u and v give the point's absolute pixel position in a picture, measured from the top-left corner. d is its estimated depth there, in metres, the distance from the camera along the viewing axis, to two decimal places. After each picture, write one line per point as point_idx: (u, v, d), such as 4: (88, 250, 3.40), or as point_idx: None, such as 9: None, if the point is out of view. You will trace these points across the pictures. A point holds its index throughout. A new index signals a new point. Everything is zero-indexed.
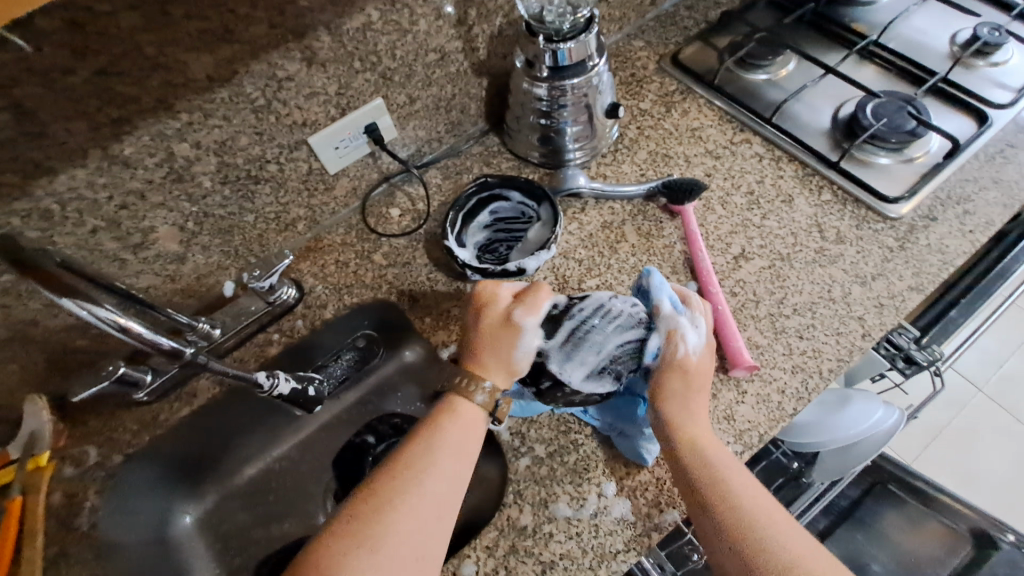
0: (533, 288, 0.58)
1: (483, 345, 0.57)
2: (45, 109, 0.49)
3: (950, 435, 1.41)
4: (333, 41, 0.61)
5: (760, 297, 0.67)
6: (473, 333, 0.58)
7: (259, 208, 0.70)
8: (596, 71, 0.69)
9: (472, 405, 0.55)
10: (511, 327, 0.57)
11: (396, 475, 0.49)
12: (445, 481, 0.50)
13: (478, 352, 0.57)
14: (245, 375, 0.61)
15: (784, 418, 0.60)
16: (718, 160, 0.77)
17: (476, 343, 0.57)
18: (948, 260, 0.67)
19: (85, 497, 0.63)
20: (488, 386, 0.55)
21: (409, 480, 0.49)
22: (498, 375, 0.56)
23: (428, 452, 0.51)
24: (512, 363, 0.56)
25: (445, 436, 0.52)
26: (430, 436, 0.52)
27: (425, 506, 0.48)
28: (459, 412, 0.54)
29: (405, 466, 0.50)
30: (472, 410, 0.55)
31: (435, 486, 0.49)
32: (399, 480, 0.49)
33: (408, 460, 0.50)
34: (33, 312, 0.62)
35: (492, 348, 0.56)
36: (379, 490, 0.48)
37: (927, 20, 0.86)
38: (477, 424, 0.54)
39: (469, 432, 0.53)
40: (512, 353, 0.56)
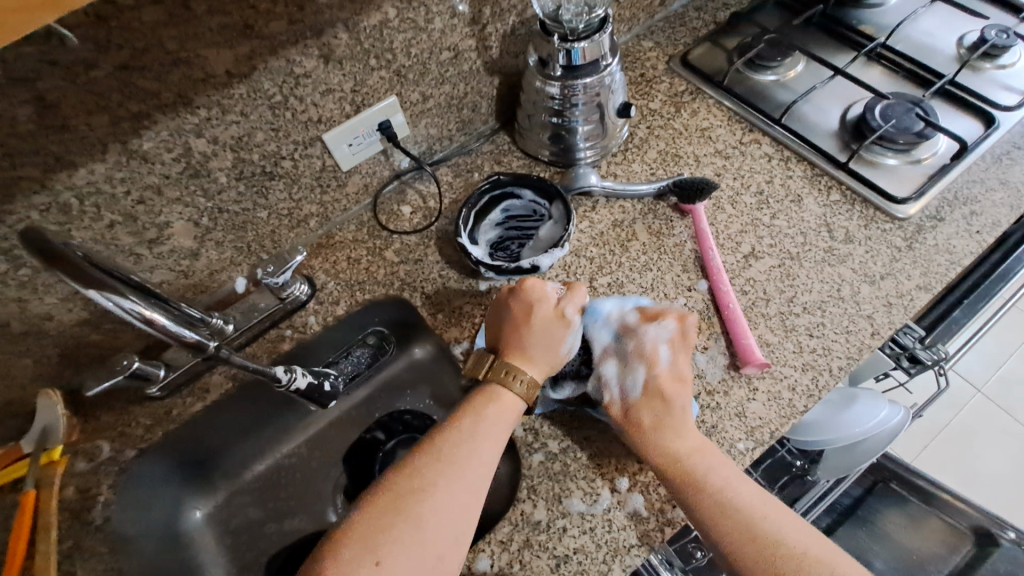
0: (573, 288, 0.63)
1: (534, 340, 0.59)
2: (67, 102, 0.49)
3: (951, 435, 1.42)
4: (350, 38, 0.61)
5: (770, 296, 0.67)
6: (521, 327, 0.60)
7: (273, 204, 0.70)
8: (609, 70, 0.70)
9: (509, 396, 0.57)
10: (564, 324, 0.60)
11: (425, 465, 0.51)
12: (472, 474, 0.51)
13: (523, 346, 0.59)
14: (263, 369, 0.62)
15: (795, 415, 0.60)
16: (727, 160, 0.78)
17: (524, 335, 0.59)
18: (955, 260, 0.68)
19: (99, 491, 0.63)
20: (527, 377, 0.58)
21: (437, 471, 0.51)
22: (542, 367, 0.59)
23: (455, 446, 0.53)
24: (557, 357, 0.60)
25: (472, 429, 0.54)
26: (458, 430, 0.54)
27: (459, 492, 0.50)
28: (491, 405, 0.56)
29: (433, 458, 0.52)
30: (510, 400, 0.57)
31: (462, 478, 0.51)
32: (428, 471, 0.51)
33: (436, 452, 0.53)
34: (49, 306, 0.62)
35: (544, 344, 0.59)
36: (418, 473, 0.51)
37: (933, 23, 0.87)
38: (515, 414, 0.57)
39: (496, 426, 0.55)
40: (560, 348, 0.60)
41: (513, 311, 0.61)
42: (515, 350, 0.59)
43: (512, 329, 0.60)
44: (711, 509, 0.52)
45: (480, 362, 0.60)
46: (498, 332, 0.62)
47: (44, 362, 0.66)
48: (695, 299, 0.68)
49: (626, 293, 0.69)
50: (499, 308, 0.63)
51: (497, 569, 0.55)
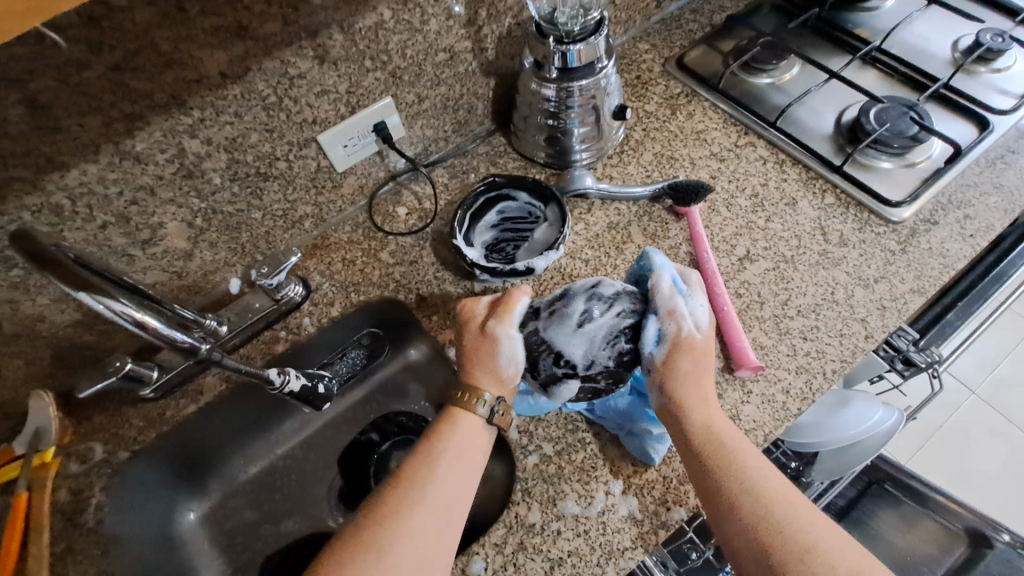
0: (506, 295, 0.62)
1: (473, 364, 0.58)
2: (59, 103, 0.49)
3: (946, 438, 1.43)
4: (345, 39, 0.61)
5: (765, 299, 0.68)
6: (462, 354, 0.60)
7: (267, 205, 0.70)
8: (605, 73, 0.70)
9: (467, 418, 0.56)
10: (494, 340, 0.58)
11: (391, 493, 0.51)
12: (438, 495, 0.50)
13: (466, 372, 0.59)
14: (257, 373, 0.62)
15: (789, 418, 0.60)
16: (723, 163, 0.78)
17: (465, 363, 0.59)
18: (949, 264, 0.69)
19: (91, 492, 0.63)
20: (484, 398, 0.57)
21: (402, 497, 0.50)
22: (494, 383, 0.58)
23: (421, 468, 0.52)
24: (500, 375, 0.58)
25: (438, 451, 0.54)
26: (424, 453, 0.54)
27: (424, 514, 0.49)
28: (459, 425, 0.56)
29: (399, 484, 0.51)
30: (469, 420, 0.56)
31: (428, 501, 0.50)
32: (393, 498, 0.50)
33: (402, 477, 0.52)
34: (41, 307, 0.61)
35: (482, 366, 0.58)
36: (382, 504, 0.50)
37: (928, 27, 0.87)
38: (478, 436, 0.55)
39: (462, 445, 0.54)
40: (500, 365, 0.58)
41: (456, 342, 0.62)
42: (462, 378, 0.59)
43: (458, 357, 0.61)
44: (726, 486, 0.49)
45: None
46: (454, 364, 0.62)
47: (36, 363, 0.65)
48: None
49: None
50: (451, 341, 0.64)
51: (491, 572, 0.55)
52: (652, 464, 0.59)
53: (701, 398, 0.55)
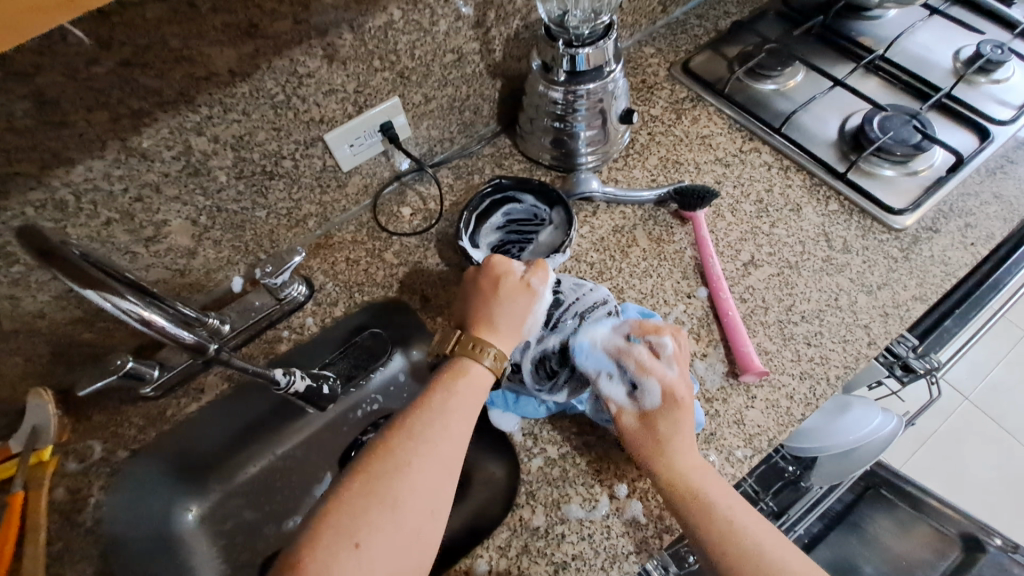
0: (535, 261, 0.63)
1: (499, 310, 0.59)
2: (66, 97, 0.48)
3: (938, 443, 1.44)
4: (354, 39, 0.61)
5: (769, 304, 0.68)
6: (488, 297, 0.60)
7: (272, 204, 0.70)
8: (612, 77, 0.70)
9: (476, 368, 0.56)
10: (529, 294, 0.60)
11: (397, 445, 0.50)
12: (446, 452, 0.50)
13: (487, 316, 0.59)
14: (263, 372, 0.62)
15: (793, 423, 0.61)
16: (728, 168, 0.79)
17: (489, 308, 0.59)
18: (950, 271, 0.69)
19: (89, 492, 0.62)
20: (494, 351, 0.57)
21: (409, 450, 0.49)
22: (508, 340, 0.59)
23: (427, 423, 0.51)
24: (521, 329, 0.60)
25: (446, 407, 0.53)
26: (430, 408, 0.53)
27: (433, 467, 0.49)
28: (463, 382, 0.55)
29: (406, 436, 0.50)
30: (479, 376, 0.56)
31: (436, 456, 0.50)
32: (399, 450, 0.49)
33: (408, 431, 0.51)
34: (42, 304, 0.61)
35: (508, 314, 0.59)
36: (391, 451, 0.49)
37: (930, 37, 0.88)
38: (484, 389, 0.56)
39: (466, 403, 0.54)
40: (526, 320, 0.60)
41: (480, 285, 0.61)
42: (480, 321, 0.59)
43: (479, 301, 0.60)
44: (718, 531, 0.51)
45: (446, 339, 0.59)
46: (465, 306, 0.61)
47: (35, 360, 0.64)
48: (695, 306, 0.68)
49: (626, 298, 0.69)
50: (467, 284, 0.62)
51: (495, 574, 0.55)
52: None
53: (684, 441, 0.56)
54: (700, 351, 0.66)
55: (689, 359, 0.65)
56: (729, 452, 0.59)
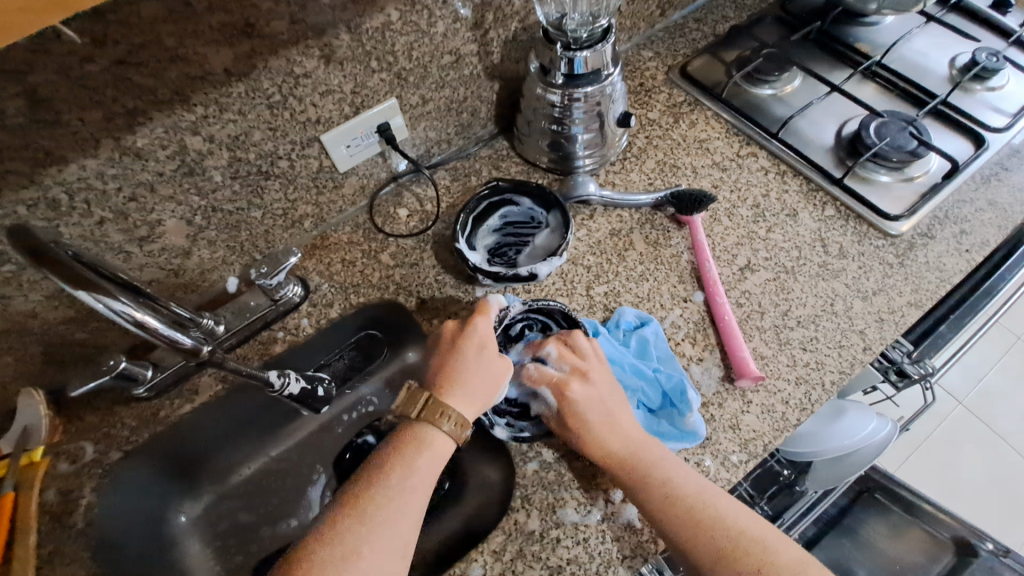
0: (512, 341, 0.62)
1: (474, 383, 0.57)
2: (59, 96, 0.48)
3: (932, 447, 1.45)
4: (352, 39, 0.60)
5: (765, 309, 0.68)
6: (466, 365, 0.58)
7: (268, 204, 0.69)
8: (610, 80, 0.70)
9: (438, 439, 0.55)
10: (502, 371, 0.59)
11: (346, 529, 0.48)
12: (397, 533, 0.49)
13: (463, 385, 0.57)
14: (258, 374, 0.62)
15: (788, 429, 0.61)
16: (725, 172, 0.79)
17: (467, 378, 0.57)
18: (946, 278, 0.70)
19: (81, 493, 0.62)
20: (456, 417, 0.55)
21: (359, 535, 0.48)
22: (473, 410, 0.57)
23: (378, 504, 0.50)
24: (487, 401, 0.57)
25: (400, 485, 0.52)
26: (384, 487, 0.51)
27: (383, 551, 0.48)
28: (421, 455, 0.53)
29: (356, 521, 0.49)
30: (439, 446, 0.54)
31: (386, 538, 0.48)
32: (349, 535, 0.48)
33: (360, 511, 0.49)
34: (34, 303, 0.60)
35: (484, 386, 0.57)
36: (341, 537, 0.48)
37: (927, 44, 0.88)
38: (442, 460, 0.55)
39: (422, 479, 0.53)
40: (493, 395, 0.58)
41: (462, 350, 0.58)
42: (456, 389, 0.57)
43: (456, 367, 0.58)
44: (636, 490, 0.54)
45: (412, 400, 0.56)
46: (440, 369, 0.58)
47: (26, 360, 0.64)
48: (691, 310, 0.68)
49: (622, 302, 0.69)
50: (445, 347, 0.60)
51: None
52: None
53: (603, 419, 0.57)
54: (696, 356, 0.66)
55: (685, 364, 0.65)
56: (724, 456, 0.59)
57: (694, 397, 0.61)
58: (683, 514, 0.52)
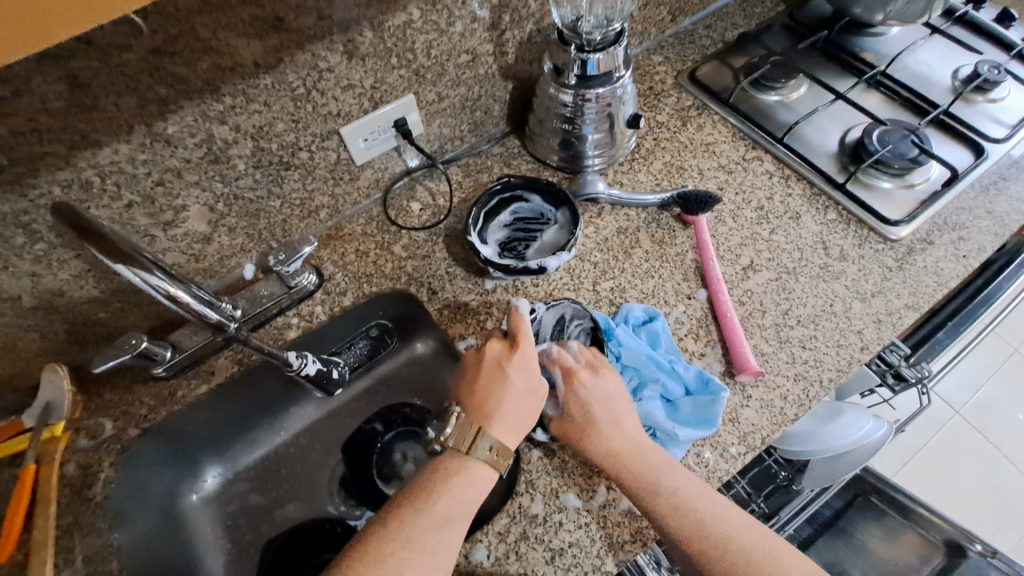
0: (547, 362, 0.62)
1: (515, 413, 0.58)
2: (98, 82, 0.50)
3: (928, 455, 1.46)
4: (374, 36, 0.63)
5: (767, 307, 0.70)
6: (509, 396, 0.58)
7: (286, 194, 0.71)
8: (621, 82, 0.72)
9: (482, 469, 0.55)
10: (541, 399, 0.59)
11: (391, 553, 0.49)
12: (437, 561, 0.50)
13: (508, 417, 0.57)
14: (278, 354, 0.64)
15: (786, 423, 0.63)
16: (730, 175, 0.81)
17: (510, 409, 0.57)
18: (943, 282, 0.71)
19: (99, 467, 0.64)
20: (496, 446, 0.56)
21: (403, 560, 0.49)
22: (513, 440, 0.57)
23: (422, 530, 0.51)
24: (526, 431, 0.58)
25: (445, 513, 0.52)
26: (429, 513, 0.52)
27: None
28: (464, 486, 0.54)
29: (400, 545, 0.50)
30: (481, 477, 0.55)
31: (429, 566, 0.50)
32: (392, 559, 0.49)
33: (405, 536, 0.50)
34: (61, 282, 0.62)
35: (526, 417, 0.58)
36: (385, 560, 0.49)
37: (930, 55, 0.91)
38: (484, 491, 0.55)
39: (465, 510, 0.53)
40: (532, 424, 0.58)
41: (505, 377, 0.59)
42: (499, 421, 0.57)
43: (499, 397, 0.58)
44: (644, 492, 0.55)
45: (459, 430, 0.57)
46: (483, 397, 0.58)
47: (50, 337, 0.66)
48: (694, 307, 0.70)
49: (628, 298, 0.71)
50: (490, 372, 0.60)
51: (493, 560, 0.57)
52: None
53: (615, 434, 0.58)
54: (698, 351, 0.68)
55: (687, 359, 0.67)
56: (723, 448, 0.61)
57: (716, 386, 0.63)
58: (679, 518, 0.54)
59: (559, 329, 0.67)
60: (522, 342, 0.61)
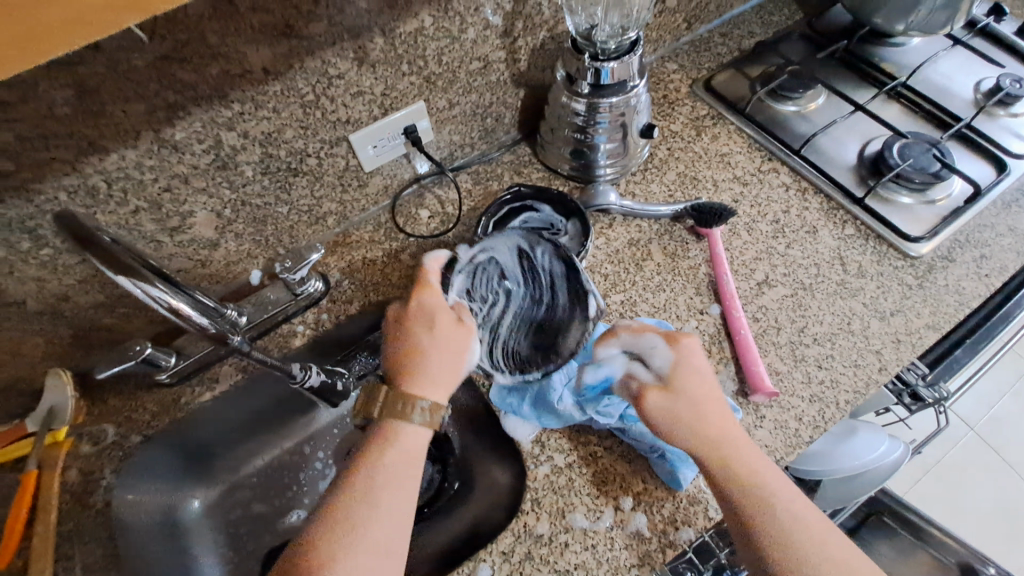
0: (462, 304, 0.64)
1: (437, 359, 0.58)
2: (105, 89, 0.50)
3: (941, 473, 1.43)
4: (385, 43, 0.62)
5: (782, 324, 0.68)
6: (424, 348, 0.58)
7: (294, 200, 0.71)
8: (635, 92, 0.71)
9: (414, 428, 0.55)
10: (460, 339, 0.60)
11: (334, 538, 0.48)
12: (387, 534, 0.49)
13: (430, 369, 0.57)
14: (282, 365, 0.63)
15: (801, 445, 0.61)
16: (746, 187, 0.79)
17: (426, 363, 0.57)
18: (964, 301, 0.69)
19: (101, 474, 0.63)
20: (424, 401, 0.55)
21: (347, 543, 0.48)
22: (444, 388, 0.57)
23: (365, 507, 0.50)
24: (456, 375, 0.58)
25: (385, 482, 0.51)
26: (368, 488, 0.51)
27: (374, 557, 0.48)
28: (401, 454, 0.53)
29: (342, 527, 0.48)
30: (414, 437, 0.55)
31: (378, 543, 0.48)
32: (337, 542, 0.48)
33: (346, 517, 0.49)
34: (67, 287, 0.61)
35: (449, 364, 0.58)
36: (329, 545, 0.48)
37: (952, 67, 0.88)
38: (421, 449, 0.55)
39: (406, 476, 0.52)
40: (460, 366, 0.59)
41: (413, 330, 0.59)
42: (420, 375, 0.57)
43: (416, 351, 0.58)
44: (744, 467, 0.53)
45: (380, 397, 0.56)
46: (395, 355, 0.58)
47: (55, 342, 0.66)
48: (707, 323, 0.69)
49: (639, 311, 0.70)
50: (400, 328, 0.60)
51: None
52: (679, 489, 0.58)
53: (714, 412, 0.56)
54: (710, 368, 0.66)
55: None
56: None
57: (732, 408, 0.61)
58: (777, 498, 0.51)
59: (526, 263, 0.68)
60: (426, 290, 0.62)
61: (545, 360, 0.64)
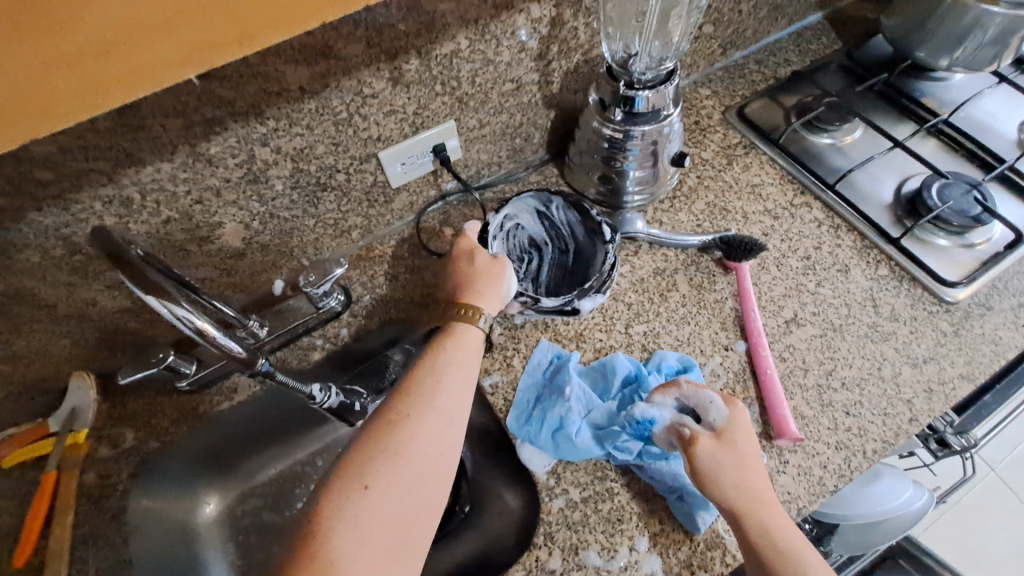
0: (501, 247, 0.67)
1: (478, 279, 0.61)
2: (146, 104, 0.50)
3: (959, 514, 1.38)
4: (421, 64, 0.62)
5: (809, 366, 0.66)
6: (466, 275, 0.62)
7: (321, 214, 0.71)
8: (669, 120, 0.70)
9: (467, 333, 0.56)
10: (498, 267, 0.63)
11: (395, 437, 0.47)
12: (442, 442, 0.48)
13: (476, 287, 0.61)
14: (302, 387, 0.62)
15: (824, 494, 0.59)
16: (776, 220, 0.77)
17: (477, 283, 0.61)
18: (1001, 352, 0.67)
19: (118, 479, 0.64)
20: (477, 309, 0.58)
21: (406, 443, 0.47)
22: (490, 301, 0.60)
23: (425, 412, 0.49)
24: (500, 293, 0.61)
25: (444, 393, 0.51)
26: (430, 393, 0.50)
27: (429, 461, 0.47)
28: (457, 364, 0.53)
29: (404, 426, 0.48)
30: (468, 342, 0.56)
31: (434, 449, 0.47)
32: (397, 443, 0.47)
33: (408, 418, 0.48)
34: (96, 292, 0.62)
35: (491, 283, 0.61)
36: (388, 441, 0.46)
37: (996, 105, 0.86)
38: (477, 351, 0.56)
39: (461, 388, 0.52)
40: (501, 286, 0.62)
41: (456, 265, 0.63)
42: (468, 293, 0.60)
43: (462, 277, 0.62)
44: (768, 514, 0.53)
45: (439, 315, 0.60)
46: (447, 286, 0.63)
47: (81, 344, 0.66)
48: (732, 360, 0.67)
49: (661, 344, 0.69)
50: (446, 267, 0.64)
51: None
52: (696, 532, 0.57)
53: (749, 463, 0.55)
54: None
55: None
56: None
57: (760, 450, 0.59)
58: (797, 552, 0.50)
59: (547, 222, 0.73)
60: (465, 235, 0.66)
61: (561, 388, 0.64)
